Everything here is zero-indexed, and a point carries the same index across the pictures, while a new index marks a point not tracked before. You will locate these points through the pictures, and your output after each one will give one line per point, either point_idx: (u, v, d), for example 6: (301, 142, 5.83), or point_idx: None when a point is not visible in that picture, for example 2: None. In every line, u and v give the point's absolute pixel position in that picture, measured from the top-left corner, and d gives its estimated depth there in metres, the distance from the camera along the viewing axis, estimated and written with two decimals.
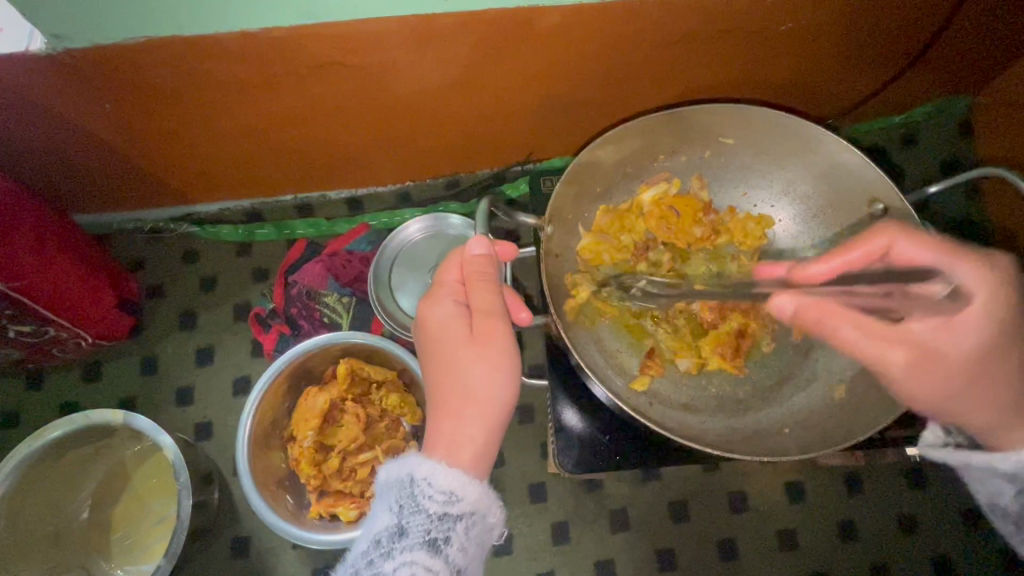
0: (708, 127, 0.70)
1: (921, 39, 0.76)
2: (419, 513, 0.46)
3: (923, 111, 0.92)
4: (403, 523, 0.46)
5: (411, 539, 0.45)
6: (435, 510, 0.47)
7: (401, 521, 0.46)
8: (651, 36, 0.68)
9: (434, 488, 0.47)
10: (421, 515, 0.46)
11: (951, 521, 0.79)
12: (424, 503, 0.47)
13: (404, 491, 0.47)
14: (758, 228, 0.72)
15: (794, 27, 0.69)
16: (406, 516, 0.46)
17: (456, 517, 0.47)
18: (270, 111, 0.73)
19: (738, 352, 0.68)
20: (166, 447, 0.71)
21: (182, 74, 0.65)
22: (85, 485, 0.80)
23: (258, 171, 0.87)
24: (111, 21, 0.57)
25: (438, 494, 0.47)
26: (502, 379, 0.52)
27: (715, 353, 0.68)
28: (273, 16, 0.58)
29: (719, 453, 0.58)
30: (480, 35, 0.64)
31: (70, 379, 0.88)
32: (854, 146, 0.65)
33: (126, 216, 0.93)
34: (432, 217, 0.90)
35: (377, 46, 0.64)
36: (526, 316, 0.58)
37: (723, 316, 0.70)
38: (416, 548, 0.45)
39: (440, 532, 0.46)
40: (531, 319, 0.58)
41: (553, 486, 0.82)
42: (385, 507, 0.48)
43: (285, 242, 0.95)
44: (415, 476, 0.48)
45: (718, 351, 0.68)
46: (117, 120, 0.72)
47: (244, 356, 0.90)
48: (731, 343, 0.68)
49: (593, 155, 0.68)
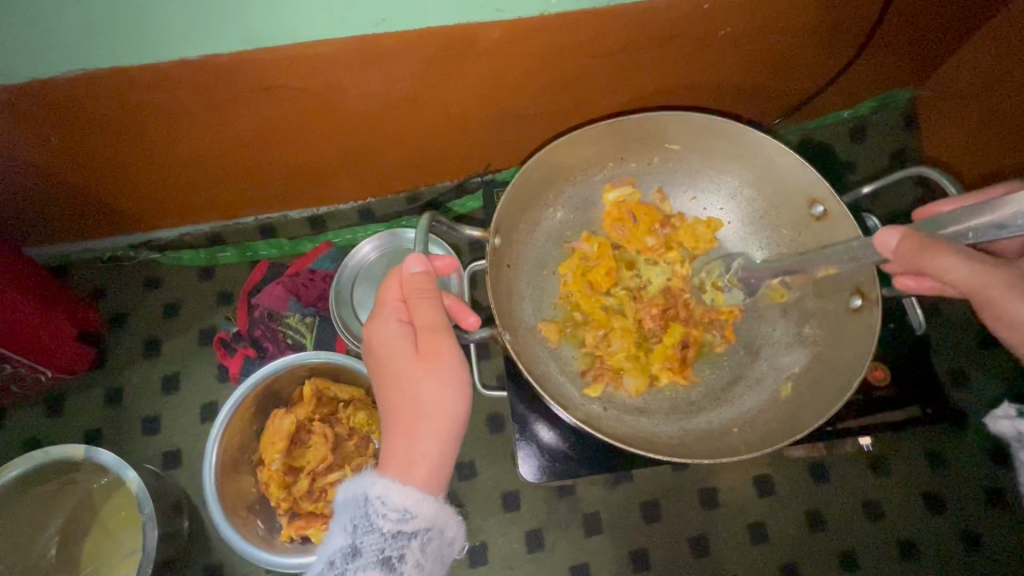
0: (652, 135, 0.71)
1: (859, 39, 0.79)
2: (373, 533, 0.48)
3: (869, 105, 0.94)
4: (357, 543, 0.48)
5: (364, 558, 0.47)
6: (389, 529, 0.48)
7: (355, 541, 0.48)
8: (592, 47, 0.69)
9: (388, 507, 0.48)
10: (374, 534, 0.48)
11: (913, 504, 0.80)
12: (378, 522, 0.48)
13: (359, 511, 0.49)
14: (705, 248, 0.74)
15: (731, 31, 0.71)
16: (360, 536, 0.48)
17: (411, 534, 0.48)
18: (219, 136, 0.73)
19: (685, 363, 0.69)
20: (131, 479, 0.71)
21: (122, 102, 0.64)
22: (51, 522, 0.79)
23: (211, 196, 0.86)
24: (47, 53, 0.57)
25: (392, 513, 0.48)
26: (452, 394, 0.52)
27: (664, 367, 0.69)
28: (214, 42, 0.58)
29: (662, 457, 0.59)
30: (423, 53, 0.65)
31: (32, 415, 0.87)
32: (790, 150, 0.67)
33: (83, 246, 0.92)
34: (388, 234, 0.90)
35: (322, 68, 0.64)
36: (474, 320, 0.59)
37: (669, 329, 0.70)
38: (369, 567, 0.47)
39: (393, 551, 0.47)
40: (479, 322, 0.60)
41: (525, 495, 0.82)
42: (341, 527, 0.50)
43: (247, 264, 0.94)
44: (369, 495, 0.49)
45: (670, 363, 0.69)
46: (62, 153, 0.71)
47: (210, 382, 0.89)
48: (680, 354, 0.69)
49: (541, 162, 0.69)
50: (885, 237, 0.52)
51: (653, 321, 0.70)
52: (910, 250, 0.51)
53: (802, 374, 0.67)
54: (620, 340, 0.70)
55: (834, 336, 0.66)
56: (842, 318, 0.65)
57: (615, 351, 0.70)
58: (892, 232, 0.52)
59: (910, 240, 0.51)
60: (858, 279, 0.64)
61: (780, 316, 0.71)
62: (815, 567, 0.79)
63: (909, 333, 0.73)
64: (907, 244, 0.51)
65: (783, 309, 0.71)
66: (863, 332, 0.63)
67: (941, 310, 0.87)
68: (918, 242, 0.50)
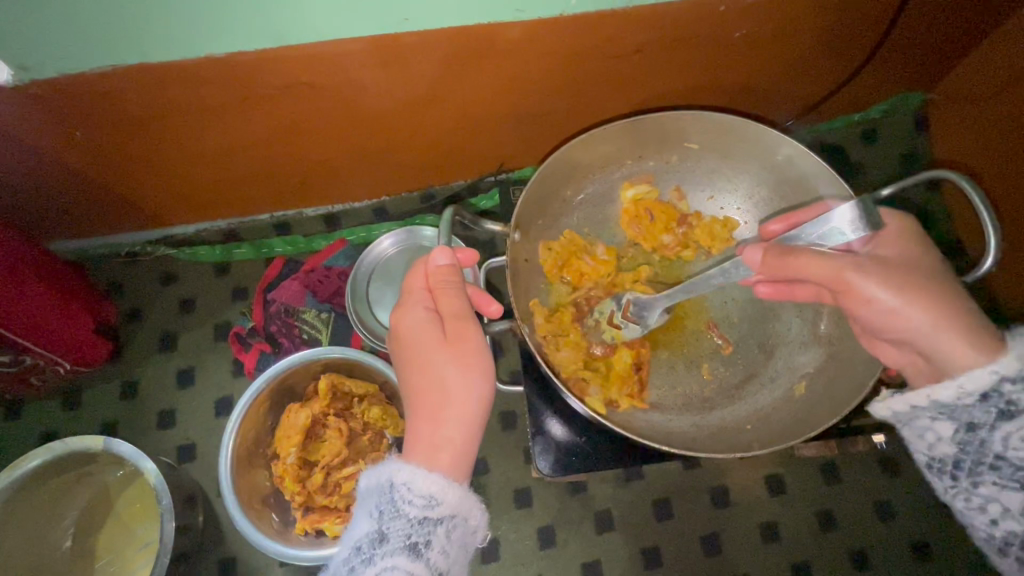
0: (670, 134, 0.73)
1: (870, 43, 0.79)
2: (399, 518, 0.48)
3: (880, 108, 0.95)
4: (384, 528, 0.48)
5: (392, 544, 0.47)
6: (415, 515, 0.48)
7: (382, 527, 0.48)
8: (608, 48, 0.70)
9: (414, 493, 0.49)
10: (401, 520, 0.48)
11: (924, 506, 0.81)
12: (404, 508, 0.49)
13: (385, 497, 0.49)
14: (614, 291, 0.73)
15: (746, 34, 0.72)
16: (386, 522, 0.48)
17: (436, 520, 0.49)
18: (241, 133, 0.74)
19: (641, 385, 0.68)
20: (148, 470, 0.72)
21: (148, 98, 0.65)
22: (66, 514, 0.79)
23: (230, 192, 0.87)
24: (78, 50, 0.58)
25: (418, 499, 0.49)
26: (475, 382, 0.53)
27: (621, 393, 0.67)
28: (240, 39, 0.60)
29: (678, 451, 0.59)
30: (443, 52, 0.66)
31: (49, 408, 0.88)
32: (809, 149, 0.68)
33: (101, 242, 0.93)
34: (405, 230, 0.91)
35: (345, 67, 0.65)
36: (497, 307, 0.60)
37: (613, 350, 0.70)
38: (397, 552, 0.47)
39: (420, 537, 0.48)
40: (501, 310, 0.60)
41: (538, 491, 0.83)
42: (366, 513, 0.50)
43: (263, 261, 0.95)
44: (395, 482, 0.49)
45: (624, 390, 0.68)
46: (86, 148, 0.72)
47: (225, 377, 0.90)
48: (631, 377, 0.68)
49: (560, 160, 0.71)
50: (751, 256, 0.61)
51: (595, 345, 0.71)
52: (773, 260, 0.59)
53: (815, 374, 0.68)
54: (568, 349, 0.69)
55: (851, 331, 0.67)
56: None
57: (565, 359, 0.68)
58: (754, 250, 0.61)
59: (773, 252, 0.59)
60: None
61: (795, 312, 0.71)
62: (827, 567, 0.79)
63: None
64: (771, 256, 0.59)
65: (799, 305, 0.71)
66: None
67: None
68: (779, 250, 0.59)
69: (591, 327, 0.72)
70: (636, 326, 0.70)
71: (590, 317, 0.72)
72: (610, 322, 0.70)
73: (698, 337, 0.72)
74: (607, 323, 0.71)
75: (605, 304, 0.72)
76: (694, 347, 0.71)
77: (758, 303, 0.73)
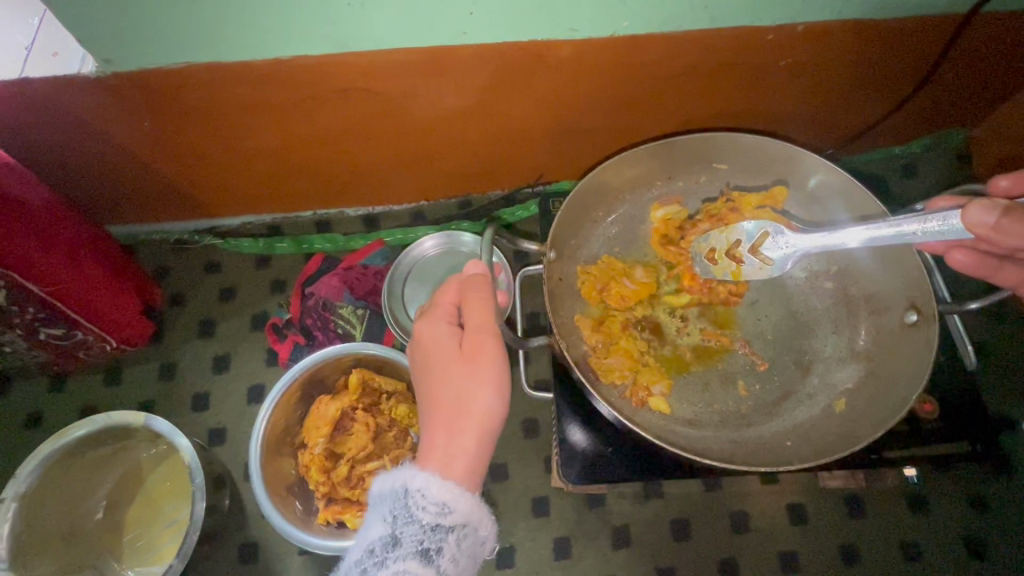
0: (700, 155, 0.76)
1: (916, 77, 0.80)
2: (412, 524, 0.50)
3: (921, 143, 0.95)
4: (397, 533, 0.49)
5: (404, 548, 0.49)
6: (428, 521, 0.50)
7: (395, 531, 0.49)
8: (653, 69, 0.72)
9: (428, 500, 0.50)
10: (415, 526, 0.49)
11: (952, 549, 0.78)
12: (418, 514, 0.50)
13: (398, 503, 0.51)
14: (739, 218, 0.74)
15: (791, 62, 0.73)
16: (400, 527, 0.50)
17: (448, 528, 0.50)
18: (295, 132, 0.78)
19: (697, 358, 0.71)
20: (183, 448, 0.74)
21: (215, 95, 0.69)
22: (99, 487, 0.82)
23: (277, 189, 0.91)
24: (159, 47, 0.62)
25: (431, 506, 0.50)
26: (490, 394, 0.54)
27: (699, 360, 0.71)
28: (306, 45, 0.63)
29: (722, 462, 0.59)
30: (495, 66, 0.68)
31: (91, 382, 0.92)
32: (838, 167, 0.71)
33: (152, 229, 0.98)
34: (446, 233, 0.94)
35: (399, 76, 0.69)
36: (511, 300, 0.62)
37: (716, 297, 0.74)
38: (409, 557, 0.48)
39: (432, 543, 0.49)
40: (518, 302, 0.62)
41: (556, 501, 0.83)
42: (379, 518, 0.51)
43: (302, 256, 0.99)
44: (409, 487, 0.51)
45: (703, 358, 0.71)
46: (151, 140, 0.76)
47: (259, 365, 0.93)
48: (688, 359, 0.71)
49: (597, 178, 0.75)
50: (976, 217, 0.51)
51: (699, 271, 0.74)
52: (1015, 224, 0.50)
53: (856, 389, 0.68)
54: (619, 355, 0.70)
55: (888, 348, 0.69)
56: (896, 330, 0.69)
57: (611, 365, 0.69)
58: (989, 211, 0.51)
59: (1015, 217, 0.50)
60: (914, 296, 0.67)
61: (830, 330, 0.72)
62: None
63: (959, 367, 0.73)
64: (1010, 220, 0.50)
65: (834, 325, 0.72)
66: (921, 344, 0.65)
67: (990, 351, 0.86)
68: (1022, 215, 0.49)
69: (693, 249, 0.74)
70: (760, 265, 0.72)
71: (695, 239, 0.74)
72: (728, 254, 0.72)
73: (731, 354, 0.72)
74: (722, 252, 0.73)
75: (732, 231, 0.73)
76: (728, 364, 0.71)
77: (794, 320, 0.73)
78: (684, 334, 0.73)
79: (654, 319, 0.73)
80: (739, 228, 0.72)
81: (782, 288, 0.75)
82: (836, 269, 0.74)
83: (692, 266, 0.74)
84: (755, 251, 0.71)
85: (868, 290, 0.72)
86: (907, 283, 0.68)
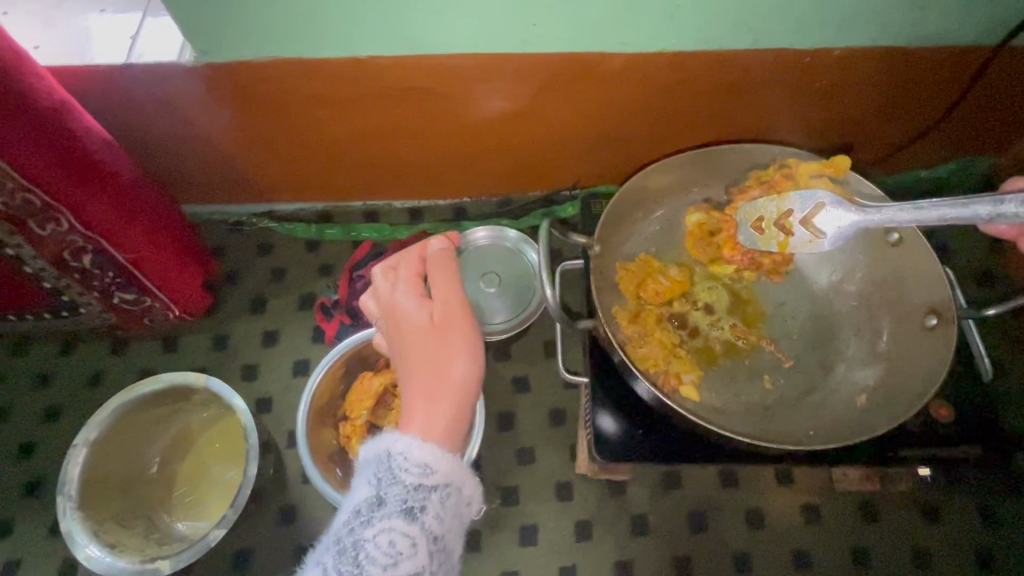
0: (735, 165, 0.81)
1: (943, 103, 0.84)
2: (396, 485, 0.50)
3: (946, 169, 0.96)
4: (381, 494, 0.50)
5: (389, 507, 0.49)
6: (411, 482, 0.50)
7: (380, 492, 0.50)
8: (695, 84, 0.77)
9: (410, 462, 0.50)
10: (398, 486, 0.50)
11: (961, 558, 0.81)
12: (401, 475, 0.50)
13: (382, 466, 0.51)
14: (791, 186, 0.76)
15: (825, 84, 0.78)
16: (384, 488, 0.50)
17: (430, 488, 0.50)
18: (356, 126, 0.84)
19: (725, 354, 0.76)
20: (240, 409, 0.80)
21: (291, 88, 0.76)
22: (156, 444, 0.88)
23: (332, 178, 0.97)
24: (251, 43, 0.69)
25: (414, 467, 0.50)
26: (462, 359, 0.55)
27: (727, 356, 0.75)
28: (382, 46, 0.70)
29: (750, 440, 0.63)
30: (549, 74, 0.74)
31: (150, 348, 0.99)
32: (866, 180, 0.75)
33: (214, 210, 1.05)
34: (493, 230, 0.98)
35: (460, 79, 0.75)
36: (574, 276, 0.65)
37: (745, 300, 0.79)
38: (393, 515, 0.49)
39: (416, 502, 0.49)
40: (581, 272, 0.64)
41: (579, 486, 0.88)
42: (364, 481, 0.51)
43: (350, 242, 1.05)
44: (391, 451, 0.51)
45: (731, 355, 0.76)
46: (226, 126, 0.83)
47: (305, 341, 0.99)
48: (717, 352, 0.76)
49: (639, 181, 0.80)
50: None
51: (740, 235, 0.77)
52: None
53: (875, 388, 0.72)
54: (653, 345, 0.74)
55: (908, 350, 0.72)
56: (915, 334, 0.72)
57: (646, 355, 0.73)
58: None
59: None
60: (934, 300, 0.71)
61: (853, 334, 0.76)
62: None
63: (974, 373, 0.76)
64: None
65: (857, 330, 0.76)
66: (940, 346, 0.69)
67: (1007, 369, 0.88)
68: None
69: (740, 214, 0.76)
70: (811, 238, 0.69)
71: (744, 204, 0.76)
72: (777, 223, 0.71)
73: (757, 353, 0.76)
74: (769, 222, 0.72)
75: (785, 200, 0.71)
76: (753, 362, 0.75)
77: (818, 322, 0.77)
78: (714, 331, 0.77)
79: (686, 315, 0.78)
80: (794, 197, 0.70)
81: (808, 294, 0.79)
82: (861, 275, 0.78)
83: (737, 233, 0.77)
84: (807, 223, 0.68)
85: (889, 296, 0.76)
86: (927, 288, 0.72)
